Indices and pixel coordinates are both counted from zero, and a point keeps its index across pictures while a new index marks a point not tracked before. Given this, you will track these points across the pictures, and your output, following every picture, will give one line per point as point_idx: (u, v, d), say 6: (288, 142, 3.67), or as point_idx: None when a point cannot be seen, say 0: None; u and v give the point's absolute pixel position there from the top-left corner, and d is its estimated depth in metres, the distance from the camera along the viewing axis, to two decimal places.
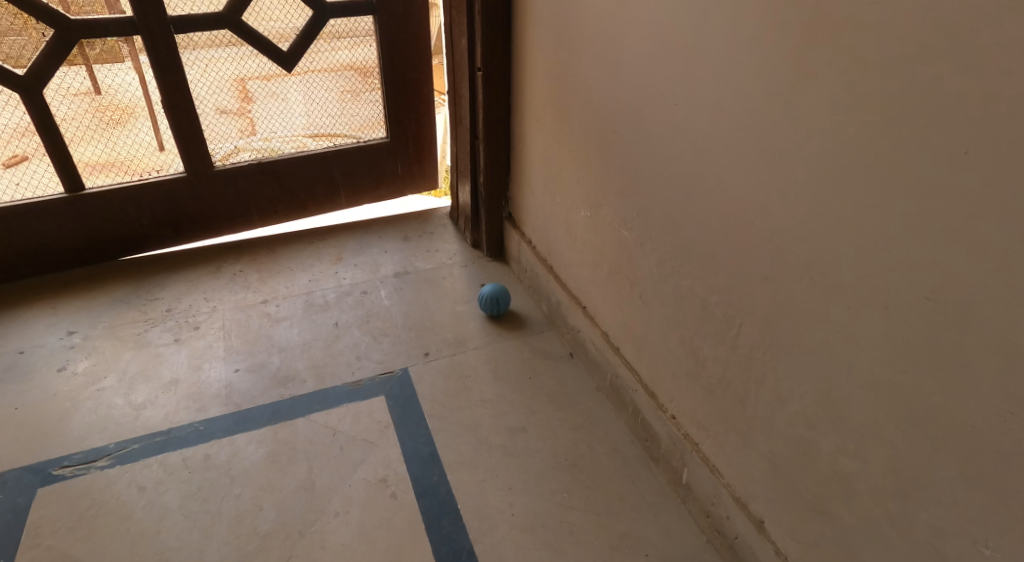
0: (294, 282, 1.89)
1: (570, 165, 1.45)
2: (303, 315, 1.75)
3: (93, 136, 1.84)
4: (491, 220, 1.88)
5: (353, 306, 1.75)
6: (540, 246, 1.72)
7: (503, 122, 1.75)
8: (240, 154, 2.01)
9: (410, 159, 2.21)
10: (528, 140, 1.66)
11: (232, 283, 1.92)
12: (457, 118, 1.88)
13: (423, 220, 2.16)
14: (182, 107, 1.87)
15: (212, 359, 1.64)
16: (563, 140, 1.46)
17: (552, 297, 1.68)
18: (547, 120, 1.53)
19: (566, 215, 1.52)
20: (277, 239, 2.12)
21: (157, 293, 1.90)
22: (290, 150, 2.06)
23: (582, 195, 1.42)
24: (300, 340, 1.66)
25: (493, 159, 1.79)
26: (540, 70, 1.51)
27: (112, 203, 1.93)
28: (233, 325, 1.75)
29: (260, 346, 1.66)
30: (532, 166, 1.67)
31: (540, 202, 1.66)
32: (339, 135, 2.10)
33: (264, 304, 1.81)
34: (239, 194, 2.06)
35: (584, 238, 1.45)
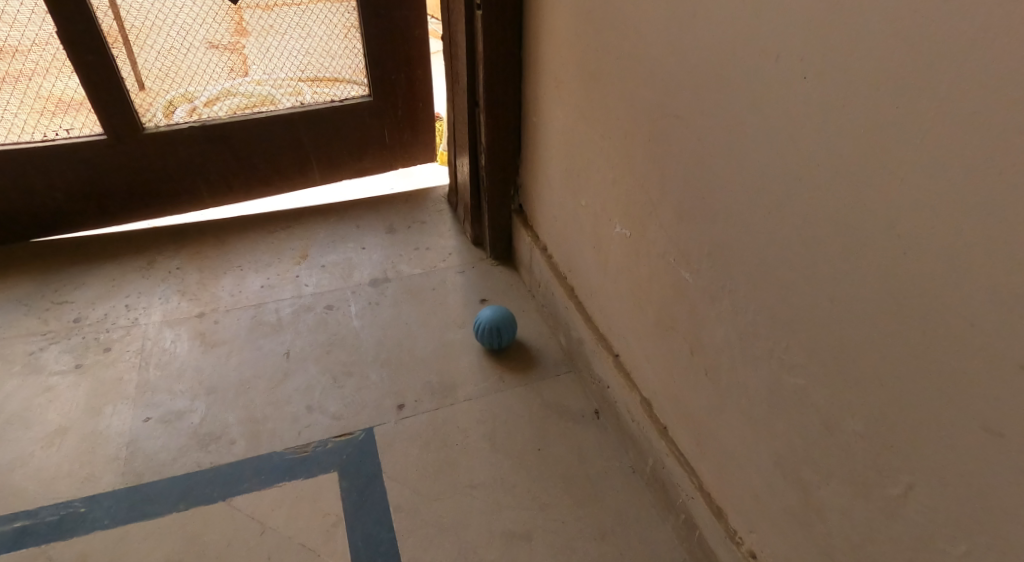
0: (242, 287, 1.42)
1: (604, 159, 0.99)
2: (246, 340, 1.30)
3: None
4: (496, 213, 1.44)
5: (312, 329, 1.31)
6: (560, 259, 1.28)
7: (513, 87, 1.28)
8: (228, 100, 1.52)
9: (400, 123, 1.68)
10: (546, 113, 1.20)
11: (162, 283, 1.46)
12: (454, 78, 1.40)
13: (413, 203, 1.70)
14: (93, 51, 1.36)
15: (118, 401, 1.22)
16: (598, 121, 0.99)
17: (571, 329, 1.24)
18: (573, 87, 1.05)
19: (599, 229, 1.06)
20: (226, 221, 1.63)
21: (68, 293, 1.45)
22: (287, 102, 1.57)
23: (621, 209, 0.97)
24: (235, 377, 1.24)
25: (499, 137, 1.33)
26: (565, 12, 1.03)
27: (10, 172, 1.45)
28: (154, 349, 1.31)
29: (182, 385, 1.24)
30: (551, 149, 1.21)
31: (562, 200, 1.20)
32: (332, 81, 1.58)
33: (198, 318, 1.36)
34: (178, 165, 1.55)
35: (622, 265, 1.00)
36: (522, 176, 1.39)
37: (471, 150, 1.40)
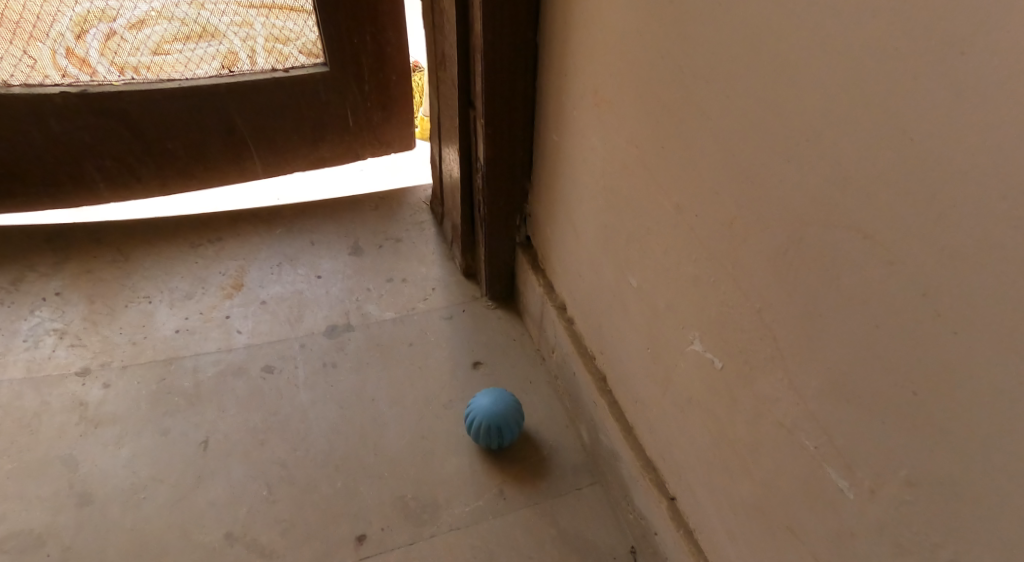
0: (148, 330, 0.99)
1: (687, 240, 0.55)
2: (149, 415, 0.90)
3: None
4: (494, 248, 1.00)
5: (242, 405, 0.94)
6: (588, 333, 0.86)
7: (525, 74, 0.78)
8: (156, 23, 0.98)
9: (369, 103, 1.17)
10: (575, 130, 0.72)
11: (30, 314, 0.98)
12: (434, 45, 0.90)
13: (390, 204, 1.25)
14: None
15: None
16: (685, 169, 0.53)
17: (597, 431, 0.86)
18: (629, 94, 0.59)
19: (671, 334, 0.62)
20: (121, 222, 1.14)
21: None
22: (238, 37, 1.04)
23: (707, 322, 0.55)
24: (127, 480, 0.83)
25: (500, 150, 0.86)
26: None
27: None
28: (13, 422, 0.87)
29: (43, 489, 0.81)
30: (580, 185, 0.75)
31: (600, 266, 0.75)
32: (297, 11, 1.03)
33: (78, 377, 0.92)
34: (45, 140, 1.02)
35: (702, 400, 0.60)
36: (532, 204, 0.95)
37: (462, 158, 0.93)
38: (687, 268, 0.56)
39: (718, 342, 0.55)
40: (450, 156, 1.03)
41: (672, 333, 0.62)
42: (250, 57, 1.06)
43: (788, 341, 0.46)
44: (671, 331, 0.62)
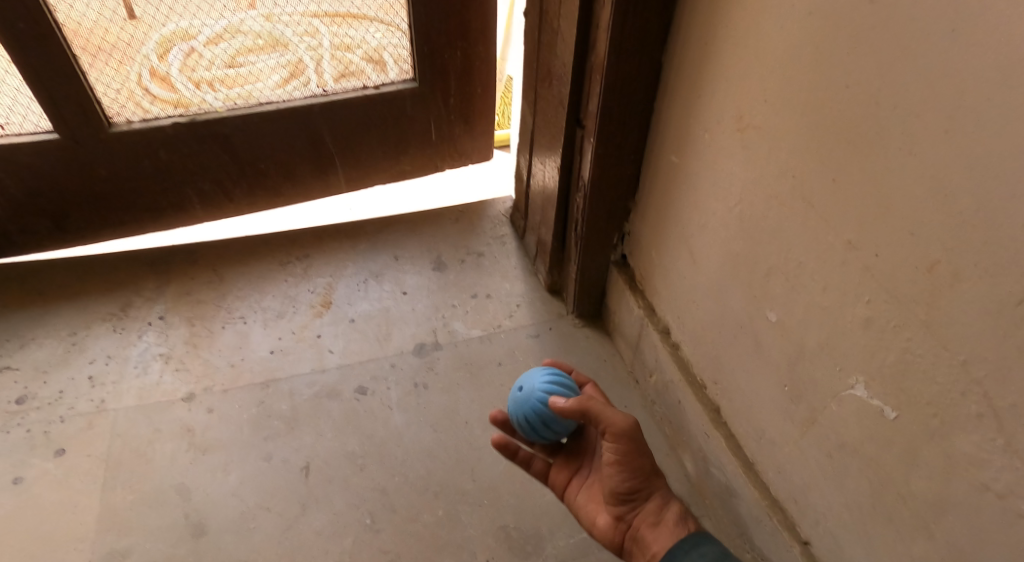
0: (245, 352, 0.98)
1: (861, 280, 0.50)
2: (250, 441, 0.89)
3: None
4: (587, 268, 0.93)
5: (340, 428, 0.92)
6: (699, 361, 0.76)
7: (646, 93, 0.74)
8: (232, 39, 0.99)
9: (453, 116, 1.15)
10: (704, 156, 0.67)
11: (137, 339, 0.96)
12: (539, 60, 0.88)
13: (473, 214, 1.21)
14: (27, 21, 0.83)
15: (70, 545, 0.77)
16: (870, 205, 0.48)
17: (706, 464, 0.76)
18: (787, 118, 0.55)
19: (823, 377, 0.56)
20: (208, 242, 1.12)
21: (13, 357, 0.92)
22: (305, 48, 1.02)
23: (883, 368, 0.50)
24: (236, 509, 0.83)
25: (609, 168, 0.81)
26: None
27: None
28: (122, 452, 0.85)
29: (161, 521, 0.80)
30: (704, 209, 0.69)
31: (724, 296, 0.68)
32: (360, 18, 1.02)
33: (184, 403, 0.91)
34: (152, 171, 1.01)
35: (861, 448, 0.54)
36: (633, 223, 0.87)
37: (562, 175, 0.89)
38: (856, 309, 0.51)
39: (897, 391, 0.49)
40: (544, 171, 0.98)
41: (823, 375, 0.56)
42: (318, 71, 1.04)
43: (1009, 404, 0.41)
44: (825, 373, 0.56)
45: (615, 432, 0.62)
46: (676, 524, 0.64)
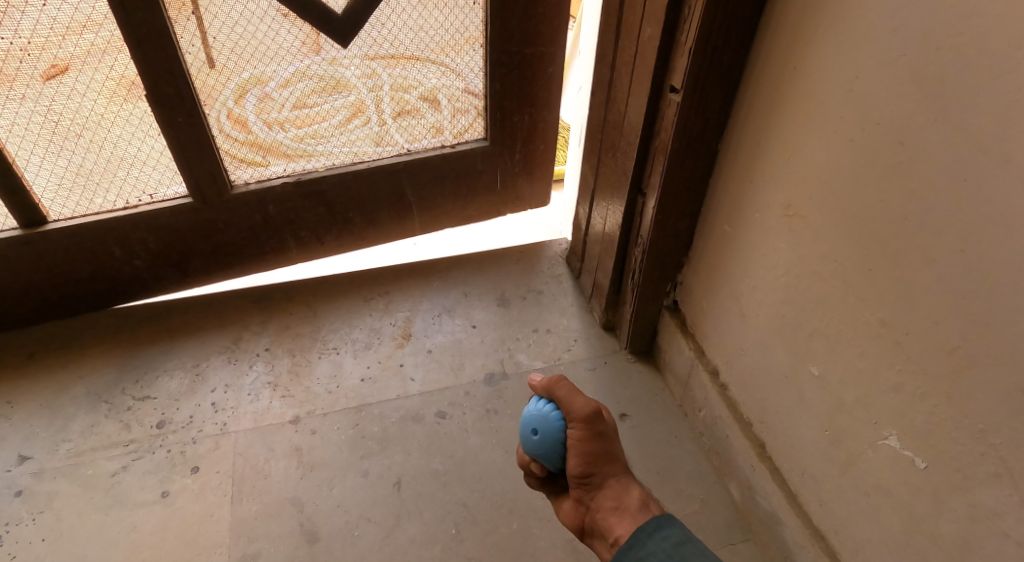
0: (340, 379, 1.13)
1: (893, 352, 0.61)
2: (349, 459, 1.03)
3: (43, 144, 0.99)
4: (643, 311, 1.02)
5: (425, 448, 1.05)
6: (746, 403, 0.87)
7: (706, 172, 0.84)
8: (299, 83, 1.09)
9: (516, 168, 1.30)
10: (756, 232, 0.78)
11: (249, 368, 1.13)
12: (604, 133, 1.02)
13: (533, 253, 1.34)
14: (180, 109, 1.02)
15: (210, 551, 0.92)
16: (898, 296, 0.60)
17: (753, 493, 0.86)
18: (831, 214, 0.66)
19: (859, 428, 0.67)
20: (302, 281, 1.28)
21: (149, 386, 1.09)
22: (367, 89, 1.13)
23: (912, 425, 0.61)
24: (343, 518, 0.96)
25: (667, 234, 0.91)
26: (823, 100, 0.64)
27: (81, 242, 1.08)
28: (245, 468, 1.01)
29: (282, 528, 0.95)
30: (753, 274, 0.80)
31: (772, 350, 0.79)
32: (418, 60, 1.13)
33: (292, 425, 1.06)
34: (262, 222, 1.19)
35: (892, 491, 0.64)
36: (685, 275, 0.96)
37: (621, 234, 0.99)
38: (889, 375, 0.62)
39: (924, 445, 0.60)
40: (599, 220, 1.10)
41: (860, 426, 0.67)
42: (379, 109, 1.16)
43: (1020, 467, 0.52)
44: (860, 424, 0.67)
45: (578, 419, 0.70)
46: (637, 506, 0.71)
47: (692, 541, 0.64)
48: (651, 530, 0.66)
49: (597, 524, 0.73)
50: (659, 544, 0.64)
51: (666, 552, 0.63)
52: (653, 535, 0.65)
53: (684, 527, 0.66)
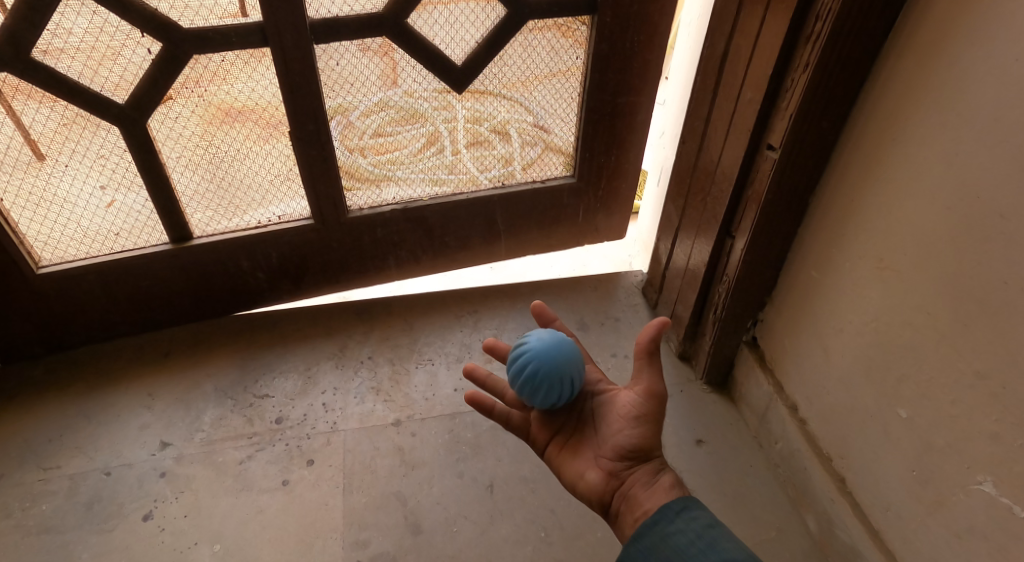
0: (435, 388, 1.24)
1: (991, 404, 0.69)
2: (444, 461, 1.12)
3: (205, 170, 1.15)
4: (723, 343, 1.11)
5: (515, 456, 1.12)
6: (827, 438, 0.96)
7: (796, 224, 0.95)
8: (379, 114, 1.18)
9: (597, 204, 1.41)
10: (847, 281, 0.87)
11: (354, 374, 1.25)
12: (693, 178, 1.13)
13: (609, 281, 1.44)
14: (316, 145, 1.16)
15: (326, 536, 1.01)
16: (995, 351, 0.68)
17: (832, 524, 0.94)
18: (925, 270, 0.75)
19: (953, 471, 0.74)
20: (399, 299, 1.41)
21: (267, 386, 1.22)
22: (442, 119, 1.23)
23: (1010, 473, 0.68)
24: (442, 514, 1.05)
25: (753, 274, 1.00)
26: (921, 172, 0.74)
27: (221, 257, 1.23)
28: (354, 463, 1.11)
29: (388, 519, 1.04)
30: (841, 318, 0.89)
31: (859, 389, 0.88)
32: (489, 95, 1.23)
33: (393, 427, 1.17)
34: (370, 243, 1.32)
35: (985, 531, 0.71)
36: (767, 313, 1.06)
37: (707, 271, 1.08)
38: (985, 425, 0.70)
39: (1022, 493, 0.67)
40: (681, 255, 1.20)
41: (954, 470, 0.74)
42: (452, 139, 1.26)
43: None
44: (953, 468, 0.74)
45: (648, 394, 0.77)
46: (671, 485, 0.74)
47: (718, 524, 0.67)
48: (679, 509, 0.69)
49: (627, 498, 0.75)
50: (686, 524, 0.67)
51: (696, 531, 0.66)
52: (680, 514, 0.68)
53: (709, 510, 0.69)
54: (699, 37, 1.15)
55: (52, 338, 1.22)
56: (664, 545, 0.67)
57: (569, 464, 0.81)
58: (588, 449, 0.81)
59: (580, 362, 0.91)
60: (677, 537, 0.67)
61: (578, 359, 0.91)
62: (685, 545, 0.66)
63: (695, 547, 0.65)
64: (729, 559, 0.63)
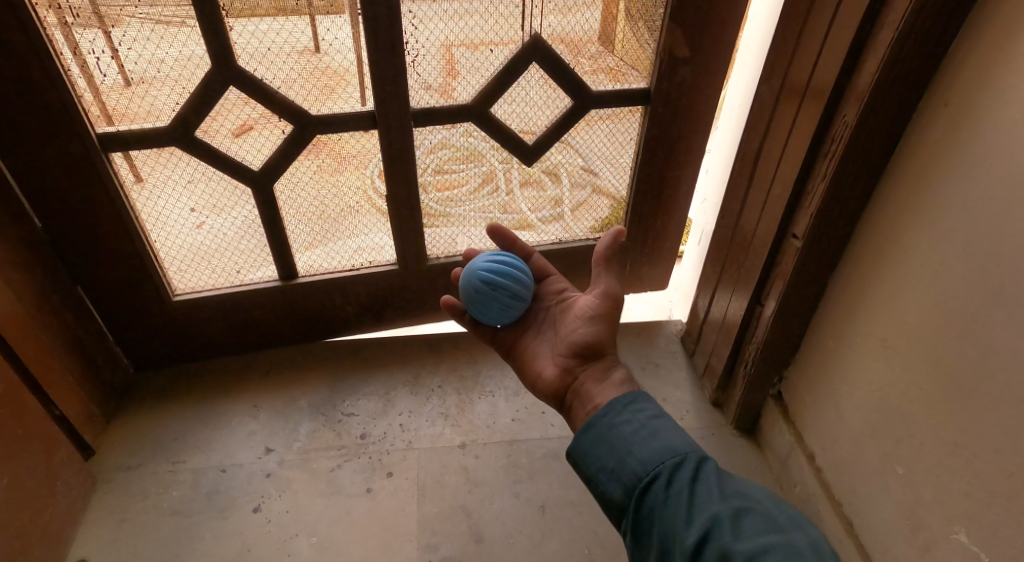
0: (496, 417, 1.42)
1: (965, 469, 0.83)
2: (502, 481, 1.30)
3: (315, 224, 1.38)
4: (751, 394, 1.27)
5: (563, 481, 1.30)
6: (837, 486, 1.10)
7: (817, 299, 1.11)
8: (443, 149, 1.34)
9: (643, 259, 1.58)
10: (857, 353, 1.03)
11: (427, 401, 1.44)
12: (729, 248, 1.30)
13: (651, 329, 1.61)
14: (407, 203, 1.36)
15: (403, 538, 1.20)
16: (968, 423, 0.83)
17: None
18: (917, 352, 0.91)
19: (937, 524, 0.88)
20: (466, 334, 1.60)
21: (352, 406, 1.42)
22: (497, 159, 1.39)
23: (979, 527, 0.81)
24: (501, 528, 1.22)
25: (778, 338, 1.17)
26: (918, 273, 0.90)
27: (319, 293, 1.45)
28: (427, 478, 1.30)
29: (454, 528, 1.22)
30: (852, 386, 1.05)
31: (865, 447, 1.02)
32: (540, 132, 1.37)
33: (460, 449, 1.35)
34: (444, 285, 1.52)
35: None
36: (791, 372, 1.22)
37: (738, 333, 1.25)
38: (961, 486, 0.84)
39: (989, 544, 0.80)
40: (716, 309, 1.37)
41: (938, 523, 0.88)
42: (507, 179, 1.42)
43: None
44: (940, 522, 0.87)
45: (608, 296, 0.99)
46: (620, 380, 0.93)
47: (660, 418, 0.81)
48: (626, 403, 0.82)
49: (579, 391, 0.94)
50: (632, 416, 0.81)
51: (641, 423, 0.80)
52: (627, 408, 0.82)
53: (654, 405, 0.83)
54: (738, 124, 1.33)
55: (178, 354, 1.46)
56: (611, 433, 0.80)
57: (536, 363, 1.02)
58: (552, 351, 1.02)
59: (547, 272, 1.14)
60: (624, 425, 0.80)
61: (545, 270, 1.14)
62: (631, 432, 0.79)
63: (640, 434, 0.78)
64: (668, 445, 0.76)
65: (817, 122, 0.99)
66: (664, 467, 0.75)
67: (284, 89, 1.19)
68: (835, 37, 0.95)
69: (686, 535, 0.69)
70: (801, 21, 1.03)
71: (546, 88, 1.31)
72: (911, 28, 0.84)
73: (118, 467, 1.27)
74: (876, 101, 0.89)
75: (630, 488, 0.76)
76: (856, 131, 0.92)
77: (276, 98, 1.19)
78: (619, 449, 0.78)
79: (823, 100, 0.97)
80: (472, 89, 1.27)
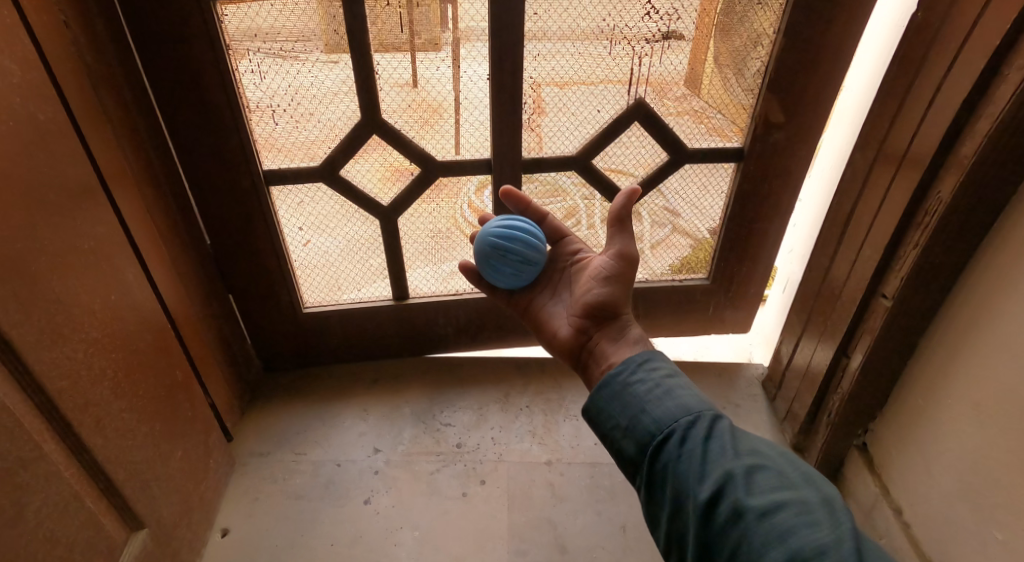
0: (580, 439, 1.53)
1: None
2: (585, 499, 1.41)
3: (430, 253, 1.55)
4: (835, 442, 1.34)
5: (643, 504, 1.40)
6: (920, 534, 1.16)
7: (905, 355, 1.19)
8: (529, 183, 1.46)
9: (726, 302, 1.68)
10: (946, 408, 1.11)
11: (517, 419, 1.58)
12: (816, 300, 1.39)
13: (730, 370, 1.70)
14: None
15: (495, 540, 1.32)
16: None
17: None
18: (1008, 412, 0.98)
19: None
20: (552, 360, 1.73)
21: (450, 418, 1.57)
22: (581, 196, 1.51)
23: None
24: (584, 541, 1.34)
25: (865, 390, 1.24)
26: (1010, 339, 0.98)
27: (427, 314, 1.62)
28: (517, 489, 1.42)
29: (543, 537, 1.34)
30: (942, 439, 1.12)
31: (952, 497, 1.09)
32: (624, 172, 1.48)
33: (546, 465, 1.48)
34: None
35: None
36: (877, 423, 1.29)
37: (823, 381, 1.33)
38: None
39: None
40: (801, 356, 1.45)
41: None
42: (589, 215, 1.54)
43: None
44: None
45: (623, 258, 1.06)
46: (633, 341, 1.04)
47: (673, 377, 0.90)
48: (641, 363, 0.92)
49: (594, 352, 1.06)
50: (645, 375, 0.90)
51: (655, 382, 0.89)
52: (641, 367, 0.91)
53: (667, 363, 0.92)
54: (831, 183, 1.43)
55: (299, 359, 1.65)
56: (626, 391, 0.89)
57: (553, 322, 1.15)
58: (568, 312, 1.14)
59: (562, 232, 1.24)
60: (638, 385, 0.89)
61: (561, 231, 1.24)
62: (646, 390, 0.88)
63: (655, 393, 0.88)
64: (681, 402, 0.86)
65: (912, 194, 1.08)
66: (679, 423, 0.84)
67: (416, 136, 1.38)
68: (933, 119, 1.05)
69: (700, 486, 0.78)
70: (897, 101, 1.13)
71: (643, 143, 1.45)
72: (1009, 120, 0.93)
73: (253, 454, 1.46)
74: (972, 179, 0.99)
75: (646, 444, 0.85)
76: (950, 206, 1.02)
77: (410, 145, 1.37)
78: (636, 409, 0.88)
79: (918, 174, 1.07)
80: (578, 141, 1.42)
